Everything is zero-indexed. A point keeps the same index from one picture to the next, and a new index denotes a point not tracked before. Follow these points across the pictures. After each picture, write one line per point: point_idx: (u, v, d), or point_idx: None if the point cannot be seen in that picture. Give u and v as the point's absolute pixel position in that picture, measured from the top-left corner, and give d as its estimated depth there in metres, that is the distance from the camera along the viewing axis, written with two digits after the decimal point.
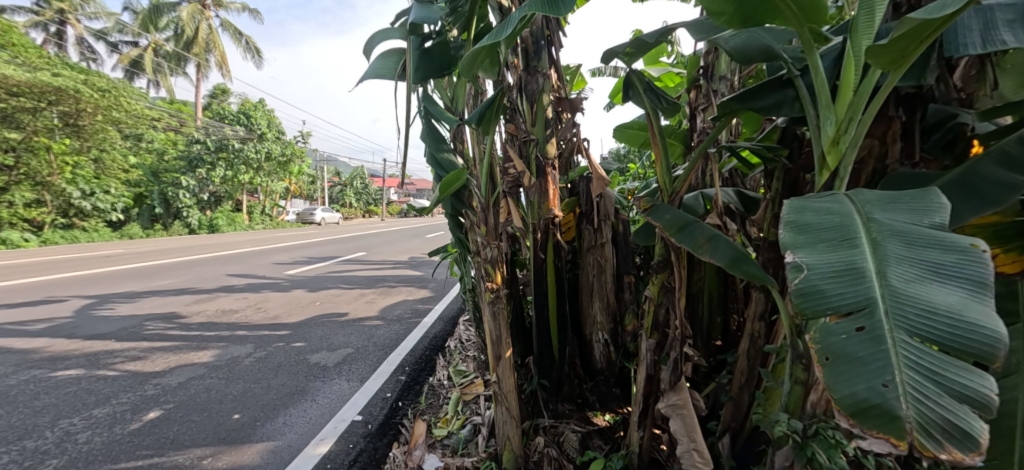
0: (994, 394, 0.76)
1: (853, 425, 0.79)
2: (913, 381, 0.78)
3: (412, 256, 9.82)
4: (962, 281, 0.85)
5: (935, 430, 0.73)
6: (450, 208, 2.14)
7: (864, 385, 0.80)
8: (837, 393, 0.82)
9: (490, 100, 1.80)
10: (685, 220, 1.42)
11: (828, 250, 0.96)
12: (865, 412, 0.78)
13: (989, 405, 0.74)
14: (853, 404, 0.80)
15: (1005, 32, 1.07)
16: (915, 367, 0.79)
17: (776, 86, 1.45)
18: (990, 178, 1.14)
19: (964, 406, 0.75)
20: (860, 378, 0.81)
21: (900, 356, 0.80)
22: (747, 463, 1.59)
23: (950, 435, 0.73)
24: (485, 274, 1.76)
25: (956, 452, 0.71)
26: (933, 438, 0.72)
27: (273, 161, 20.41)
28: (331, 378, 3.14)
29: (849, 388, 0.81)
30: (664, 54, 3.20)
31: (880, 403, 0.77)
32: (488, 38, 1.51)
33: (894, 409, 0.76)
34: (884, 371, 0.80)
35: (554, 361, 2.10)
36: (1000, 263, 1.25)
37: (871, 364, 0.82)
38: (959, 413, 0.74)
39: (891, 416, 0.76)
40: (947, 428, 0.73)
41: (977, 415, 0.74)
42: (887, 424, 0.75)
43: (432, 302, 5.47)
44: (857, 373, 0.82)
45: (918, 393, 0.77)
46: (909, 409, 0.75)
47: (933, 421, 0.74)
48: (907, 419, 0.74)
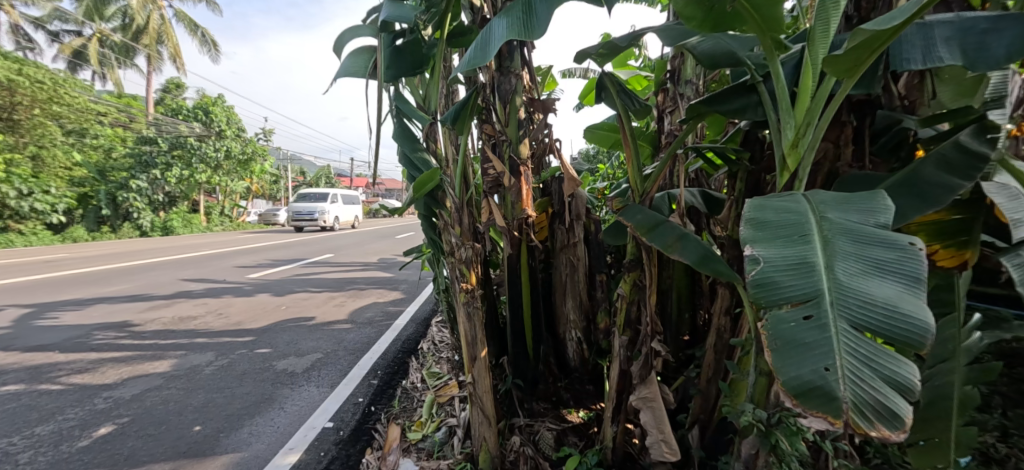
0: (918, 379, 0.82)
1: (797, 406, 0.82)
2: (850, 366, 0.83)
3: (381, 258, 9.61)
4: (899, 276, 0.92)
5: (868, 410, 0.78)
6: (423, 207, 2.07)
7: (809, 368, 0.84)
8: (783, 375, 0.85)
9: (465, 100, 1.79)
10: (656, 220, 1.45)
11: (783, 243, 1.01)
12: (808, 393, 0.82)
13: (913, 389, 0.81)
14: (797, 386, 0.83)
15: (944, 48, 1.16)
16: (852, 353, 0.85)
17: (741, 90, 1.51)
18: (930, 181, 1.25)
19: (892, 389, 0.81)
20: (805, 362, 0.85)
21: (841, 343, 0.86)
22: (716, 453, 1.65)
23: (881, 416, 0.78)
24: (460, 275, 1.73)
25: (885, 431, 0.76)
26: (866, 418, 0.77)
27: (233, 160, 19.45)
28: (300, 384, 3.03)
29: (794, 371, 0.85)
30: (632, 57, 3.30)
31: (822, 385, 0.81)
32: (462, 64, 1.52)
33: (833, 390, 0.80)
34: (826, 356, 0.85)
35: (528, 360, 2.13)
36: (941, 257, 1.37)
37: (815, 350, 0.86)
38: (890, 395, 0.80)
39: (830, 397, 0.80)
40: (878, 408, 0.78)
41: (903, 397, 0.81)
42: (826, 404, 0.79)
43: (404, 304, 5.38)
44: (803, 357, 0.86)
45: (854, 376, 0.82)
46: (846, 391, 0.80)
47: (866, 401, 0.79)
48: (844, 399, 0.79)
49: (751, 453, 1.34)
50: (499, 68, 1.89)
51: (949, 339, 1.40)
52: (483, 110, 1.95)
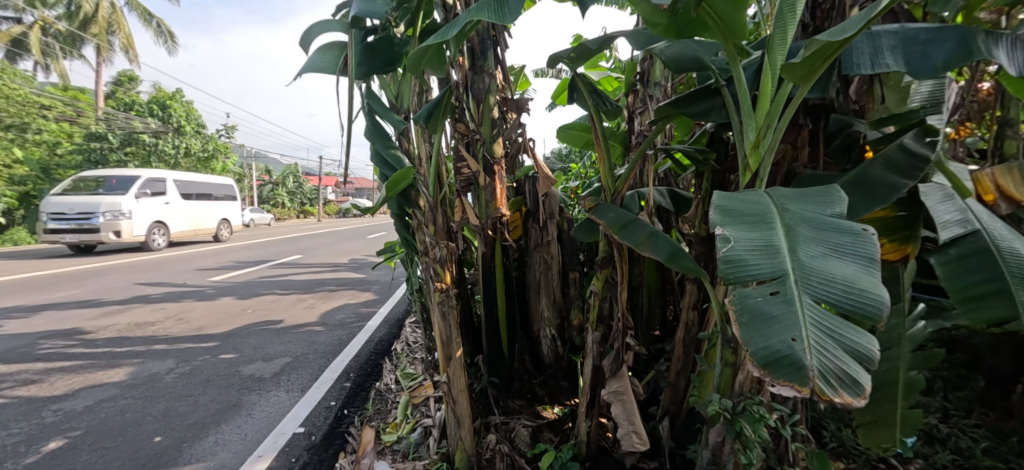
0: (875, 351, 0.88)
1: (766, 375, 0.84)
2: (815, 338, 0.87)
3: (352, 258, 9.39)
4: (854, 258, 0.98)
5: (832, 378, 0.81)
6: (396, 207, 2.04)
7: (777, 340, 0.87)
8: (752, 346, 0.88)
9: (439, 98, 1.76)
10: (628, 218, 1.49)
11: (750, 227, 1.06)
12: (776, 362, 0.84)
13: (873, 360, 0.86)
14: (766, 356, 0.86)
15: (889, 56, 1.23)
16: (816, 327, 0.89)
17: (707, 93, 1.57)
18: (879, 178, 1.34)
19: (853, 359, 0.86)
20: (773, 333, 0.88)
21: (806, 317, 0.89)
22: (684, 442, 1.71)
23: (844, 383, 0.81)
24: (434, 274, 1.71)
25: (847, 396, 0.80)
26: (831, 384, 0.80)
27: (192, 158, 18.52)
28: (268, 389, 2.92)
29: (763, 342, 0.88)
30: (603, 59, 3.37)
31: (789, 355, 0.84)
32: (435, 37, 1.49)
33: (800, 358, 0.83)
34: (793, 328, 0.88)
35: (503, 358, 2.15)
36: (887, 251, 1.51)
37: (782, 323, 0.90)
38: (850, 365, 0.84)
39: (797, 365, 0.83)
40: (841, 376, 0.82)
41: (863, 367, 0.85)
42: (794, 372, 0.82)
43: (376, 305, 5.28)
44: (771, 329, 0.89)
45: (819, 347, 0.86)
46: (812, 360, 0.83)
47: (831, 370, 0.83)
48: (810, 367, 0.82)
49: (717, 442, 1.42)
50: (472, 67, 1.90)
51: (896, 326, 1.57)
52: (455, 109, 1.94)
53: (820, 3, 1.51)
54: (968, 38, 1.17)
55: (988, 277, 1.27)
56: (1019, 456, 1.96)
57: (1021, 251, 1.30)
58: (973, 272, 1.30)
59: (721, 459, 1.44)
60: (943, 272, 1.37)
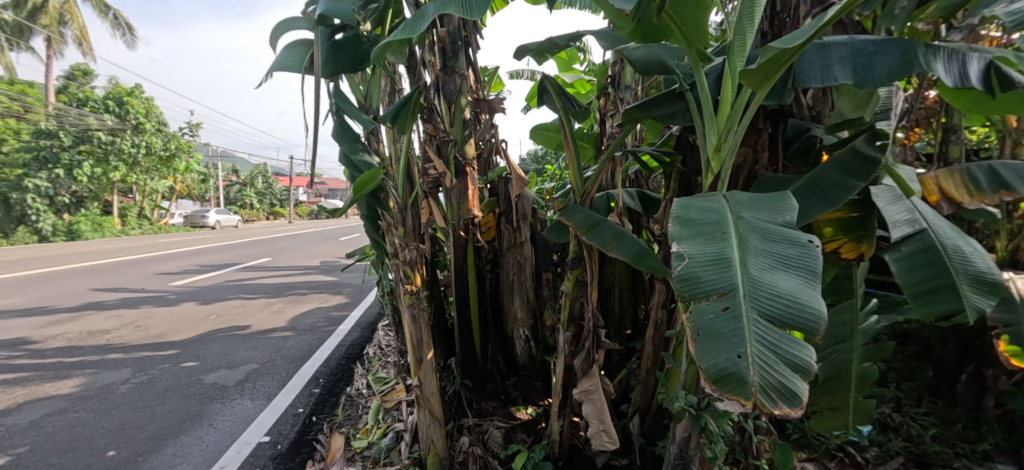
0: (812, 360, 0.90)
1: (716, 390, 0.88)
2: (759, 352, 0.89)
3: (324, 261, 9.15)
4: (799, 270, 1.02)
5: (772, 391, 0.84)
6: (366, 209, 1.99)
7: (726, 357, 0.90)
8: (703, 363, 0.91)
9: (407, 97, 1.73)
10: (595, 219, 1.51)
11: (705, 239, 1.08)
12: (723, 379, 0.87)
13: (810, 370, 0.88)
14: (715, 372, 0.89)
15: (838, 68, 1.30)
16: (761, 341, 0.91)
17: (671, 97, 1.60)
18: (832, 182, 1.40)
19: (792, 372, 0.88)
20: (722, 350, 0.91)
21: (753, 332, 0.92)
22: (654, 437, 1.79)
23: (783, 395, 0.84)
24: (404, 277, 1.69)
25: (786, 409, 0.83)
26: (771, 398, 0.83)
27: (154, 156, 17.66)
28: (232, 398, 2.81)
29: (713, 359, 0.91)
30: (576, 61, 3.41)
31: (735, 372, 0.87)
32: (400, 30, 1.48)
33: (745, 375, 0.86)
34: (739, 344, 0.91)
35: (476, 359, 2.14)
36: (846, 250, 1.54)
37: (731, 339, 0.92)
38: (790, 377, 0.87)
39: (742, 381, 0.86)
40: (781, 389, 0.85)
41: (801, 378, 0.88)
42: (739, 388, 0.85)
43: (348, 309, 5.17)
44: (721, 346, 0.92)
45: (762, 362, 0.88)
46: (755, 375, 0.86)
47: (771, 384, 0.86)
48: (753, 382, 0.85)
49: (683, 437, 1.46)
50: (443, 67, 1.88)
51: (847, 322, 1.64)
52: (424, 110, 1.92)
53: (777, 12, 1.58)
54: (908, 53, 1.24)
55: (942, 272, 1.34)
56: (965, 441, 2.15)
57: (963, 249, 1.41)
58: (923, 269, 1.37)
59: (687, 454, 1.48)
60: (900, 268, 1.43)
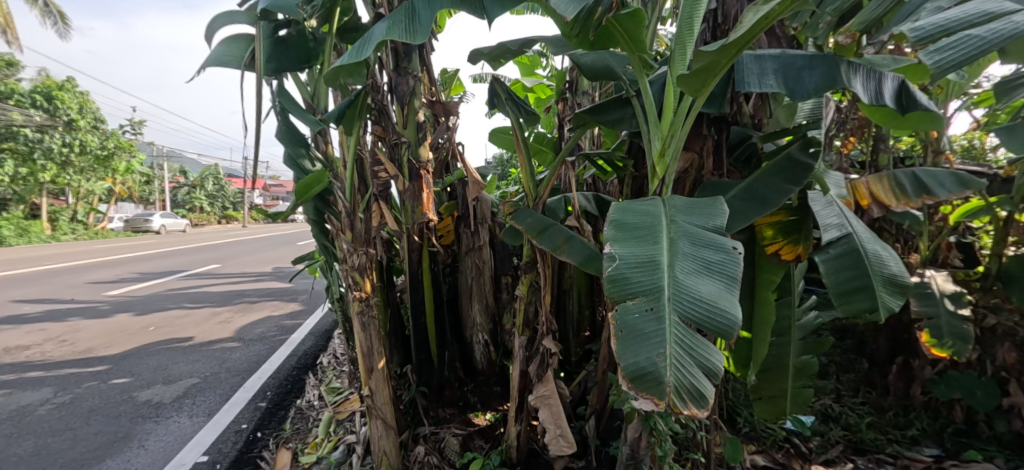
0: (720, 364, 0.97)
1: (632, 388, 0.91)
2: (676, 354, 0.94)
3: (278, 267, 8.73)
4: (721, 276, 1.05)
5: (684, 392, 0.89)
6: (313, 212, 1.92)
7: (645, 356, 0.93)
8: (623, 361, 0.93)
9: (352, 96, 1.66)
10: (545, 223, 1.51)
11: (636, 242, 1.12)
12: (641, 377, 0.90)
13: (717, 372, 0.94)
14: (633, 371, 0.92)
15: (773, 78, 1.36)
16: (679, 343, 0.95)
17: (619, 102, 1.64)
18: (769, 186, 1.47)
19: (703, 374, 0.93)
20: (643, 350, 0.94)
21: (672, 334, 0.95)
22: (608, 438, 1.81)
23: (693, 396, 0.89)
24: (352, 283, 1.63)
25: (694, 408, 0.88)
26: (681, 399, 0.88)
27: (90, 156, 16.33)
28: (169, 416, 2.62)
29: (633, 358, 0.93)
30: (539, 66, 3.42)
31: (652, 371, 0.91)
32: (348, 55, 1.42)
33: (661, 375, 0.90)
34: (659, 345, 0.94)
35: (433, 366, 2.11)
36: (785, 252, 1.60)
37: (651, 339, 0.95)
38: (701, 379, 0.92)
39: (657, 381, 0.90)
40: (692, 390, 0.90)
41: (710, 380, 0.93)
42: (654, 388, 0.89)
43: (302, 317, 4.96)
44: (642, 346, 0.94)
45: (678, 363, 0.93)
46: (670, 376, 0.90)
47: (684, 384, 0.90)
48: (667, 383, 0.89)
49: (635, 438, 1.48)
50: (396, 68, 1.86)
51: (785, 318, 1.74)
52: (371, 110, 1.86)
53: (719, 26, 1.66)
54: (834, 67, 1.33)
55: (862, 272, 1.44)
56: (894, 427, 2.31)
57: (880, 253, 1.51)
58: (844, 269, 1.47)
59: (638, 455, 1.49)
60: (827, 267, 1.50)
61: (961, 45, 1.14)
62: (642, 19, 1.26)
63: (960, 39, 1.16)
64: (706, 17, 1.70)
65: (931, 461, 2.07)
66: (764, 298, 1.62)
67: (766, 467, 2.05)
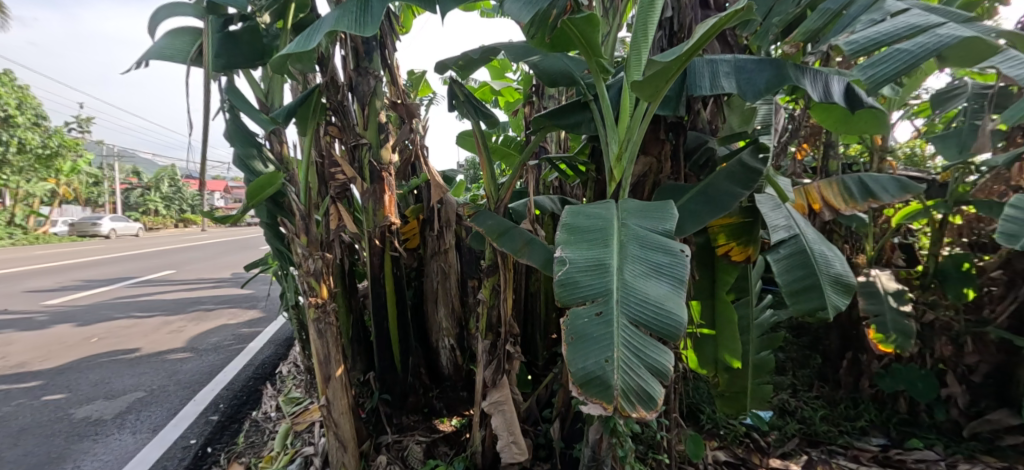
0: (670, 364, 0.97)
1: (581, 393, 0.91)
2: (624, 357, 0.94)
3: (237, 273, 8.37)
4: (669, 277, 1.07)
5: (632, 395, 0.89)
6: (267, 215, 1.88)
7: (593, 361, 0.94)
8: (572, 367, 0.94)
9: (305, 95, 1.62)
10: (505, 225, 1.51)
11: (587, 246, 1.13)
12: (589, 382, 0.91)
13: (665, 373, 0.95)
14: (582, 376, 0.92)
15: (725, 80, 1.40)
16: (627, 345, 0.96)
17: (578, 106, 1.66)
18: (723, 190, 1.52)
19: (652, 375, 0.94)
20: (591, 354, 0.95)
21: (620, 337, 0.96)
22: (572, 441, 1.82)
23: (641, 398, 0.89)
24: (308, 288, 1.57)
25: (642, 410, 0.88)
26: (629, 401, 0.88)
27: (31, 155, 15.22)
28: (109, 433, 2.45)
29: (582, 363, 0.94)
30: (508, 70, 3.43)
31: (600, 375, 0.92)
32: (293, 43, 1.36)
33: (609, 378, 0.91)
34: (607, 348, 0.95)
35: (397, 372, 2.05)
36: (735, 253, 1.69)
37: (599, 343, 0.96)
38: (649, 381, 0.93)
39: (606, 385, 0.90)
40: (639, 392, 0.90)
41: (659, 381, 0.94)
42: (602, 392, 0.89)
43: (262, 324, 4.77)
44: (590, 350, 0.95)
45: (626, 366, 0.93)
46: (617, 379, 0.91)
47: (631, 387, 0.91)
48: (615, 386, 0.90)
49: (596, 439, 1.50)
50: (356, 68, 1.82)
51: (744, 317, 1.78)
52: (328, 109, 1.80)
53: (675, 33, 1.70)
54: (782, 71, 1.38)
55: (810, 272, 1.50)
56: (845, 419, 2.42)
57: (826, 254, 1.59)
58: (794, 269, 1.53)
59: (600, 456, 1.50)
60: (781, 267, 1.55)
61: (891, 59, 1.21)
62: (597, 23, 1.28)
63: (891, 53, 1.23)
64: (663, 24, 1.73)
65: (878, 451, 2.19)
66: (719, 297, 1.73)
67: (727, 462, 2.09)
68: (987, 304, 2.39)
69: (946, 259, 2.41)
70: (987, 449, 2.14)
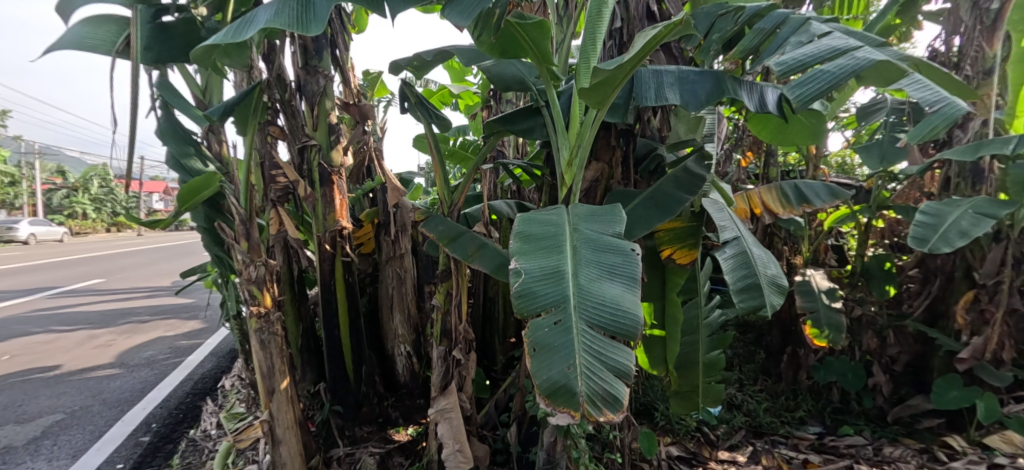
0: (632, 363, 0.97)
1: (549, 405, 0.90)
2: (586, 362, 0.94)
3: (176, 281, 7.79)
4: (623, 278, 1.09)
5: (598, 399, 0.89)
6: (204, 220, 1.77)
7: (557, 370, 0.93)
8: (538, 379, 0.93)
9: (244, 93, 1.53)
10: (457, 231, 1.50)
11: (541, 255, 1.14)
12: (556, 392, 0.90)
13: (628, 372, 0.95)
14: (548, 387, 0.91)
15: (669, 92, 1.46)
16: (588, 350, 0.96)
17: (530, 112, 1.68)
18: (670, 195, 1.58)
19: (616, 377, 0.94)
20: (555, 364, 0.94)
21: (581, 342, 0.96)
22: (529, 444, 1.83)
23: (606, 401, 0.89)
24: (249, 297, 1.49)
25: (609, 413, 0.88)
26: (595, 406, 0.88)
27: None
28: (18, 462, 2.20)
29: (547, 374, 0.93)
30: (468, 74, 3.43)
31: (565, 384, 0.91)
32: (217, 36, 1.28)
33: (573, 386, 0.90)
34: (569, 356, 0.95)
35: (348, 382, 1.98)
36: (681, 256, 1.77)
37: (561, 351, 0.96)
38: (613, 382, 0.93)
39: (571, 393, 0.89)
40: (604, 395, 0.90)
41: (622, 382, 0.94)
42: (568, 400, 0.89)
43: (204, 336, 4.47)
44: (553, 360, 0.95)
45: (589, 371, 0.93)
46: (581, 385, 0.90)
47: (596, 392, 0.90)
48: (580, 393, 0.89)
49: (551, 442, 1.51)
50: (304, 66, 1.76)
51: (693, 318, 1.84)
52: (270, 107, 1.71)
53: (624, 43, 1.77)
54: (721, 84, 1.46)
55: (752, 272, 1.59)
56: (784, 410, 2.58)
57: (764, 256, 1.70)
58: (740, 268, 1.61)
59: (554, 458, 1.52)
60: (731, 264, 1.62)
61: (816, 79, 1.32)
62: (547, 30, 1.30)
63: (817, 74, 1.33)
64: (612, 34, 1.80)
65: (814, 438, 2.35)
66: (669, 299, 1.82)
67: (679, 457, 2.17)
68: (905, 300, 2.62)
69: (871, 259, 2.63)
70: (908, 432, 2.35)
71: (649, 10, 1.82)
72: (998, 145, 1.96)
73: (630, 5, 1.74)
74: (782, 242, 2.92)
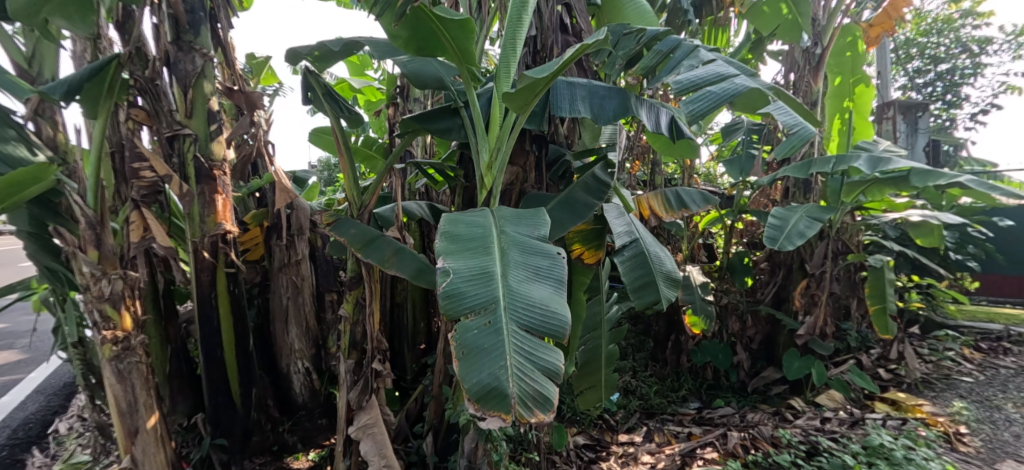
0: (561, 363, 0.98)
1: (478, 409, 0.84)
2: (517, 363, 0.91)
3: None
4: (550, 279, 1.11)
5: (528, 400, 0.86)
6: (27, 222, 1.39)
7: (488, 373, 0.88)
8: (466, 383, 0.87)
9: (97, 64, 1.24)
10: (371, 234, 1.40)
11: (468, 256, 1.11)
12: (486, 395, 0.85)
13: (556, 372, 0.95)
14: (478, 391, 0.86)
15: (581, 104, 1.55)
16: (519, 351, 0.93)
17: (447, 112, 1.64)
18: (581, 200, 1.67)
19: (545, 377, 0.93)
20: (484, 366, 0.90)
21: (511, 343, 0.94)
22: (446, 453, 1.79)
23: (537, 401, 0.87)
24: (100, 319, 1.21)
25: (540, 414, 0.85)
26: (527, 407, 0.85)
27: None
28: None
29: (475, 377, 0.88)
30: (370, 67, 3.24)
31: (496, 386, 0.86)
32: None
33: (504, 388, 0.86)
34: (499, 357, 0.91)
35: (234, 409, 1.72)
36: (587, 256, 1.89)
37: (491, 353, 0.92)
38: (543, 382, 0.91)
39: (502, 395, 0.85)
40: (535, 395, 0.87)
41: (551, 381, 0.93)
42: (499, 404, 0.84)
43: (18, 370, 3.51)
44: (483, 363, 0.90)
45: (520, 371, 0.90)
46: (513, 386, 0.86)
47: (528, 392, 0.87)
48: (512, 394, 0.85)
49: (471, 448, 1.49)
50: (176, 41, 1.48)
51: (597, 314, 1.97)
52: (131, 88, 1.44)
53: (538, 52, 1.82)
54: (626, 100, 1.59)
55: (647, 271, 1.76)
56: (671, 390, 2.91)
57: (659, 255, 1.86)
58: (635, 269, 1.77)
59: (475, 464, 1.50)
60: (628, 266, 1.78)
61: (705, 98, 1.54)
62: (471, 30, 1.27)
63: (705, 94, 1.55)
64: (528, 42, 1.83)
65: (695, 413, 2.70)
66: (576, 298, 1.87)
67: (586, 445, 2.31)
68: (760, 289, 3.14)
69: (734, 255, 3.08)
70: (763, 399, 2.82)
71: (561, 22, 1.90)
72: (822, 163, 2.44)
73: (544, 15, 1.80)
74: (666, 242, 3.30)
